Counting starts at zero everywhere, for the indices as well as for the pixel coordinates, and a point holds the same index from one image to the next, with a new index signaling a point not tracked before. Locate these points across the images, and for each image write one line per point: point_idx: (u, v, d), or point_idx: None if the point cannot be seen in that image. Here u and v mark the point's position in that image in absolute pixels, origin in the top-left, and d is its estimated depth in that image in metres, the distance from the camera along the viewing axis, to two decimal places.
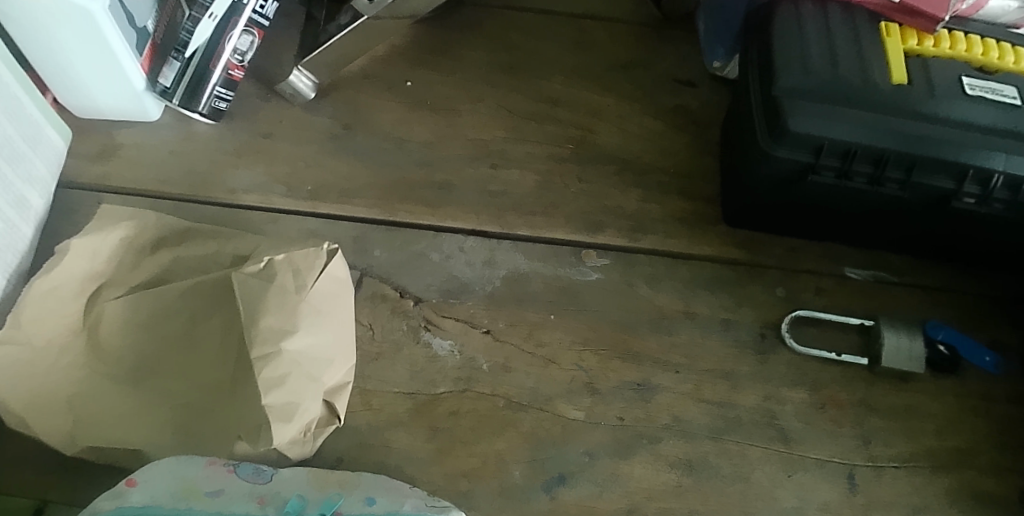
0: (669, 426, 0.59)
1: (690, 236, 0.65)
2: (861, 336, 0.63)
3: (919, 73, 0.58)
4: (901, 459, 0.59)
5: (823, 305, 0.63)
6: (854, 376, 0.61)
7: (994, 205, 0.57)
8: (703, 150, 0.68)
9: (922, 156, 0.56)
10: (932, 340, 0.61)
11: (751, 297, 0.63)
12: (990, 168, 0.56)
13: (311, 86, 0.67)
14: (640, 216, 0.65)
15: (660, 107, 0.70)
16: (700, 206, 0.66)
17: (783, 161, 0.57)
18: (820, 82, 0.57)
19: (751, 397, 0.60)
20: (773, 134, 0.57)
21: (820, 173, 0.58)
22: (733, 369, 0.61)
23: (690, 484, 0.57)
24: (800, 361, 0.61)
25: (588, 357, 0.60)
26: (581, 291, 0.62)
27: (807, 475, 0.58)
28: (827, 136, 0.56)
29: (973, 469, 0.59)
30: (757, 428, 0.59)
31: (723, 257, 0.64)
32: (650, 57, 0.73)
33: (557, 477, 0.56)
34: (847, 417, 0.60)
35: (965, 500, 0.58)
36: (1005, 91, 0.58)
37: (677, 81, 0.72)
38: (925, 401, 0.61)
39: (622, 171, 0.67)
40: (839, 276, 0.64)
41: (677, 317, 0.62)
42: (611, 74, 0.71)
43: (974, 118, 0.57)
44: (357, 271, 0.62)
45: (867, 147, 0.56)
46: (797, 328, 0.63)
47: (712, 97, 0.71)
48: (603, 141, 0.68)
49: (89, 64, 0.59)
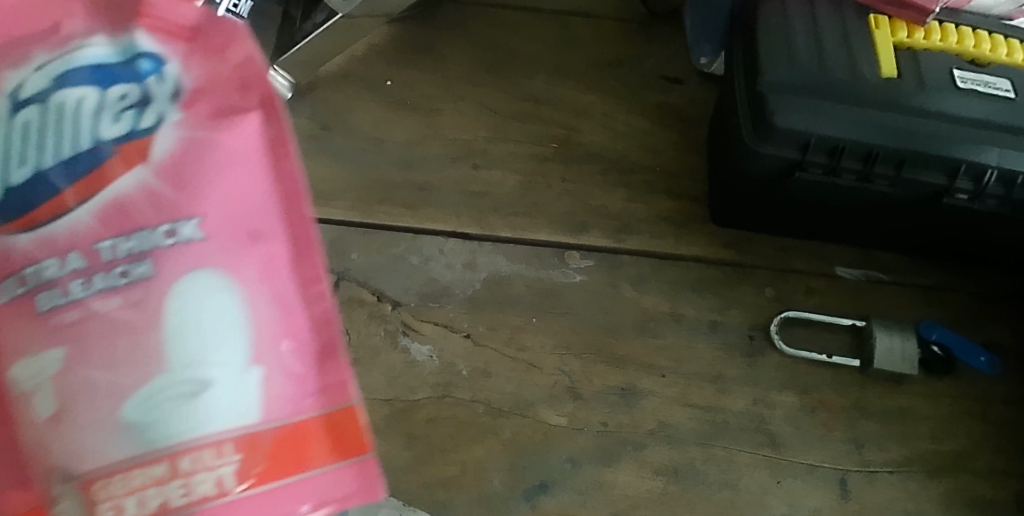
0: (655, 432, 0.57)
1: (677, 236, 0.63)
2: (853, 337, 0.61)
3: (909, 66, 0.57)
4: (895, 464, 0.57)
5: (814, 306, 0.62)
6: (846, 378, 0.59)
7: (987, 201, 0.56)
8: (691, 147, 0.67)
9: (913, 151, 0.55)
10: (926, 340, 0.60)
11: (740, 298, 0.61)
12: (983, 163, 0.54)
13: (287, 86, 0.66)
14: (625, 215, 0.64)
15: (646, 104, 0.69)
16: (687, 205, 0.64)
17: (769, 158, 0.56)
18: (808, 77, 0.55)
19: (739, 401, 0.58)
20: (759, 131, 0.55)
21: (807, 169, 0.56)
22: (720, 373, 0.59)
23: (677, 491, 0.55)
24: (790, 363, 0.60)
25: (572, 361, 0.59)
26: (565, 293, 0.61)
27: (797, 481, 0.56)
28: (815, 132, 0.54)
29: (969, 474, 0.57)
30: (745, 433, 0.57)
31: (711, 257, 0.63)
32: (636, 53, 0.71)
33: (539, 485, 0.55)
34: (838, 421, 0.58)
35: (961, 505, 0.56)
36: (998, 84, 0.56)
37: (664, 77, 0.70)
38: (919, 403, 0.59)
39: (607, 170, 0.65)
40: (830, 276, 0.63)
41: (663, 319, 0.60)
42: (595, 71, 0.70)
43: (966, 112, 0.55)
44: (333, 275, 0.60)
45: (855, 143, 0.55)
46: (787, 329, 0.61)
47: (700, 95, 0.69)
48: (588, 140, 0.67)
49: None
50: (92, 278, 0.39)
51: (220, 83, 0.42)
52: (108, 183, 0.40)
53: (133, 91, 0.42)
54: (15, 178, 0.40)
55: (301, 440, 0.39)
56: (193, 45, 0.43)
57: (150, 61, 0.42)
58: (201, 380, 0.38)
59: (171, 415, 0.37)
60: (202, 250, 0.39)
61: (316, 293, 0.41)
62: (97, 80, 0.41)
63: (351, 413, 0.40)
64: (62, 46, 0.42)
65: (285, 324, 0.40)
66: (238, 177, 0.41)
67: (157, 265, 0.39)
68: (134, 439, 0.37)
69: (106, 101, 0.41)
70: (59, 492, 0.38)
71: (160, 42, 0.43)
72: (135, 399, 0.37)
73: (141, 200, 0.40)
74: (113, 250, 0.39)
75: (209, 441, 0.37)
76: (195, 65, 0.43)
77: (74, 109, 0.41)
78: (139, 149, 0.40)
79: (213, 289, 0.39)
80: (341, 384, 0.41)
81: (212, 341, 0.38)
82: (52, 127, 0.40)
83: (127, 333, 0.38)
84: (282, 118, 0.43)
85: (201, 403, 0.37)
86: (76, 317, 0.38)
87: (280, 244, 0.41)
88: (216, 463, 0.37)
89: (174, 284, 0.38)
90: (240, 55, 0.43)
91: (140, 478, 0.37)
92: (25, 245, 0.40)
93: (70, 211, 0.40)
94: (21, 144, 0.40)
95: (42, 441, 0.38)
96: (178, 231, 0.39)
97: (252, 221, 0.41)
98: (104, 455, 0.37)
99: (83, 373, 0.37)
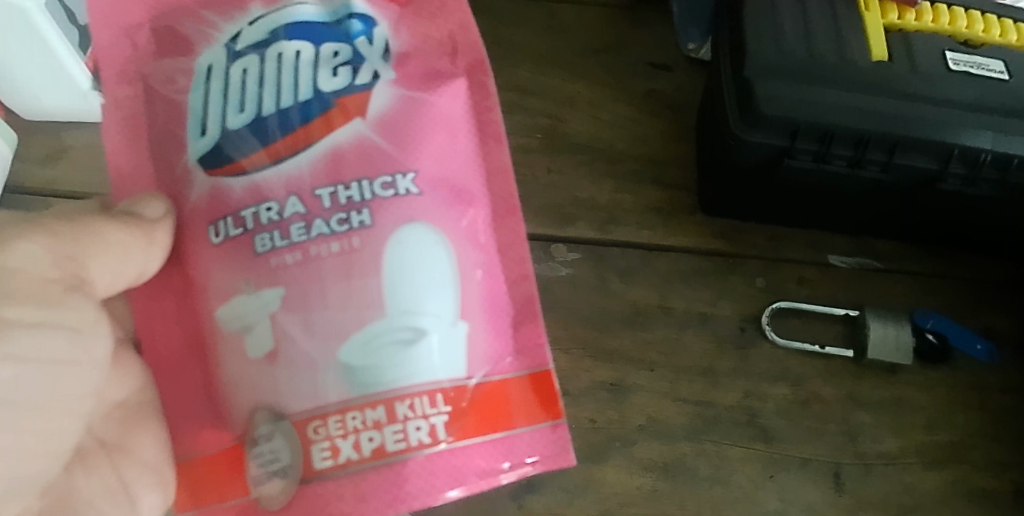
0: (645, 428, 0.56)
1: (666, 227, 0.62)
2: (847, 326, 0.60)
3: (901, 49, 0.55)
4: (890, 456, 0.56)
5: (807, 296, 0.60)
6: (839, 369, 0.58)
7: (982, 186, 0.54)
8: (680, 136, 0.65)
9: (905, 136, 0.53)
10: (921, 328, 0.59)
11: (731, 289, 0.60)
12: (978, 147, 0.53)
13: None
14: (613, 207, 0.62)
15: (633, 92, 0.67)
16: (676, 194, 0.63)
17: (757, 146, 0.55)
18: (796, 62, 0.54)
19: (730, 395, 0.57)
20: (746, 118, 0.54)
21: (797, 156, 0.55)
22: (711, 366, 0.58)
23: (667, 488, 0.55)
24: (783, 355, 0.58)
25: (559, 357, 0.57)
26: (551, 287, 0.59)
27: (790, 475, 0.55)
28: (804, 118, 0.53)
29: (967, 465, 0.56)
30: (737, 427, 0.56)
31: (701, 247, 0.61)
32: (623, 39, 0.69)
33: (527, 484, 0.54)
34: (833, 413, 0.57)
35: (958, 497, 0.55)
36: (991, 65, 0.55)
37: (651, 64, 0.68)
38: (915, 393, 0.58)
39: (594, 160, 0.64)
40: (823, 264, 0.61)
41: (652, 313, 0.59)
42: (582, 59, 0.68)
43: (959, 94, 0.54)
44: None
45: (845, 129, 0.53)
46: (778, 320, 0.60)
47: (689, 81, 0.68)
48: (575, 130, 0.65)
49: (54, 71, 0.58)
50: (310, 224, 0.45)
51: (428, 50, 0.52)
52: (331, 132, 0.47)
53: (346, 48, 0.50)
54: (231, 122, 0.48)
55: (500, 400, 0.48)
56: (402, 12, 0.53)
57: (361, 22, 0.51)
58: (418, 329, 0.45)
59: (393, 359, 0.45)
60: (418, 204, 0.47)
61: (512, 249, 0.53)
62: (307, 37, 0.49)
63: (548, 375, 0.51)
64: (274, 4, 0.50)
65: (486, 281, 0.49)
66: (443, 141, 0.50)
67: (375, 215, 0.46)
68: (354, 379, 0.44)
69: (321, 56, 0.49)
70: (268, 430, 0.45)
71: (373, 8, 0.52)
72: (355, 344, 0.44)
73: (364, 155, 0.47)
74: (333, 198, 0.46)
75: (433, 382, 0.45)
76: (403, 30, 0.52)
77: (291, 61, 0.48)
78: (360, 109, 0.48)
79: (426, 240, 0.46)
80: (538, 348, 0.51)
81: (425, 294, 0.46)
82: (268, 76, 0.48)
83: (352, 277, 0.45)
84: (486, 89, 0.54)
85: (417, 351, 0.45)
86: (295, 259, 0.45)
87: (482, 207, 0.51)
88: (431, 412, 0.45)
89: (394, 233, 0.46)
90: (444, 30, 0.54)
91: (354, 422, 0.45)
92: (241, 189, 0.47)
93: (299, 153, 0.47)
94: (241, 94, 0.48)
95: (253, 382, 0.45)
96: (396, 185, 0.47)
97: (458, 188, 0.50)
98: (318, 396, 0.44)
99: (310, 316, 0.44)
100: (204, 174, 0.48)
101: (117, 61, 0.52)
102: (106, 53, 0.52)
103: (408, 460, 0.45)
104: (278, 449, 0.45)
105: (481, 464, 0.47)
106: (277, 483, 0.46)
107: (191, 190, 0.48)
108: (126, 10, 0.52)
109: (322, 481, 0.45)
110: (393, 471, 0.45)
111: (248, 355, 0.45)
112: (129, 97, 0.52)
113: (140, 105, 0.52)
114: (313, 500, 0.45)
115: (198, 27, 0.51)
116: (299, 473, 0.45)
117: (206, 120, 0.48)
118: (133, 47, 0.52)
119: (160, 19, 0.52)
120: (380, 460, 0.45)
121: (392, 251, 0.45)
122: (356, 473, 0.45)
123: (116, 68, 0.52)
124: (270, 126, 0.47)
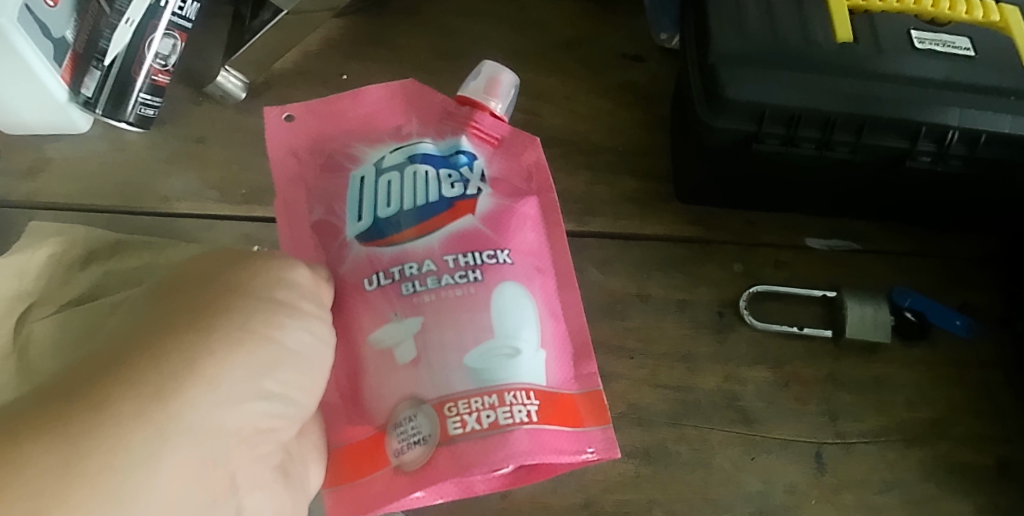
0: (626, 415, 0.56)
1: (642, 216, 0.62)
2: (825, 307, 0.60)
3: (865, 29, 0.56)
4: (873, 434, 0.56)
5: (783, 279, 0.61)
6: (819, 349, 0.59)
7: (952, 162, 0.55)
8: (652, 126, 0.66)
9: (871, 116, 0.54)
10: (900, 306, 0.59)
11: (707, 276, 0.61)
12: (945, 124, 0.53)
13: (240, 86, 0.65)
14: (589, 198, 0.63)
15: (608, 84, 0.67)
16: (651, 184, 0.64)
17: (725, 131, 0.55)
18: (759, 46, 0.54)
19: (710, 379, 0.58)
20: (711, 105, 0.54)
21: (765, 140, 0.55)
22: (690, 351, 0.58)
23: (648, 473, 0.55)
24: (761, 338, 0.59)
25: None
26: None
27: (771, 456, 0.56)
28: (768, 102, 0.53)
29: (948, 440, 0.56)
30: (716, 411, 0.57)
31: (678, 235, 0.62)
32: (595, 34, 0.69)
33: None
34: (812, 394, 0.57)
35: (940, 473, 0.56)
36: (957, 43, 0.55)
37: (624, 56, 0.69)
38: (896, 371, 0.58)
39: (569, 153, 0.64)
40: (799, 247, 0.62)
41: (629, 302, 0.60)
42: (557, 53, 0.68)
43: (925, 73, 0.54)
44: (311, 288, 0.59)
45: (812, 112, 0.54)
46: (757, 304, 0.60)
47: (661, 71, 0.68)
48: (550, 124, 0.66)
49: (31, 89, 0.58)
50: (441, 277, 0.49)
51: (512, 173, 0.56)
52: (452, 220, 0.51)
53: (455, 172, 0.53)
54: (381, 214, 0.51)
55: (570, 404, 0.50)
56: (497, 149, 0.56)
57: (468, 157, 0.54)
58: (520, 350, 0.48)
59: (501, 366, 0.47)
60: (514, 269, 0.51)
61: (574, 318, 0.54)
62: (434, 163, 0.53)
63: (599, 396, 0.51)
64: (405, 141, 0.55)
65: (557, 325, 0.52)
66: (529, 234, 0.53)
67: (487, 275, 0.49)
68: (475, 381, 0.47)
69: (442, 179, 0.52)
70: (409, 414, 0.47)
71: (475, 144, 0.55)
72: (479, 350, 0.47)
73: (469, 234, 0.51)
74: (456, 262, 0.50)
75: (519, 385, 0.47)
76: (496, 162, 0.55)
77: (421, 177, 0.52)
78: (469, 206, 0.52)
79: (521, 300, 0.50)
80: (591, 375, 0.52)
81: (519, 327, 0.49)
82: (402, 191, 0.52)
83: (468, 310, 0.48)
84: (558, 206, 0.56)
85: (518, 366, 0.48)
86: (430, 300, 0.48)
87: (549, 279, 0.53)
88: (527, 401, 0.47)
89: (498, 284, 0.49)
90: (532, 158, 0.56)
91: (476, 403, 0.46)
92: (389, 255, 0.50)
93: (427, 234, 0.50)
94: (374, 203, 0.52)
95: (398, 384, 0.48)
96: (496, 255, 0.50)
97: (541, 264, 0.53)
98: (446, 383, 0.47)
99: (436, 328, 0.48)
100: (358, 245, 0.51)
101: (282, 171, 0.55)
102: (277, 163, 0.55)
103: (514, 430, 0.46)
104: (420, 426, 0.47)
105: (559, 445, 0.48)
106: (415, 452, 0.46)
107: (344, 262, 0.51)
108: (294, 136, 0.56)
109: (453, 445, 0.46)
110: (500, 440, 0.46)
111: (388, 366, 0.48)
112: (294, 197, 0.55)
113: (301, 204, 0.54)
114: (443, 466, 0.45)
115: (344, 151, 0.55)
116: (436, 439, 0.46)
117: (362, 206, 0.52)
118: (297, 160, 0.55)
119: (318, 145, 0.55)
120: (492, 430, 0.46)
121: (485, 296, 0.49)
122: (473, 444, 0.46)
123: (285, 175, 0.55)
124: (396, 226, 0.51)
